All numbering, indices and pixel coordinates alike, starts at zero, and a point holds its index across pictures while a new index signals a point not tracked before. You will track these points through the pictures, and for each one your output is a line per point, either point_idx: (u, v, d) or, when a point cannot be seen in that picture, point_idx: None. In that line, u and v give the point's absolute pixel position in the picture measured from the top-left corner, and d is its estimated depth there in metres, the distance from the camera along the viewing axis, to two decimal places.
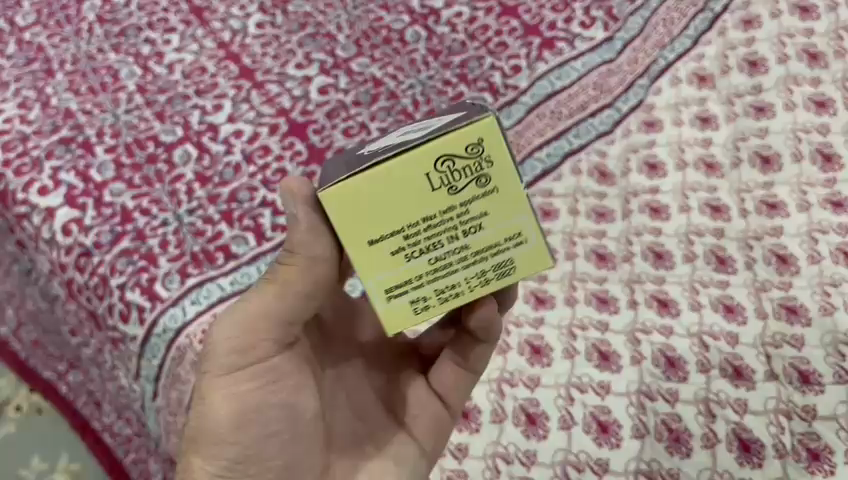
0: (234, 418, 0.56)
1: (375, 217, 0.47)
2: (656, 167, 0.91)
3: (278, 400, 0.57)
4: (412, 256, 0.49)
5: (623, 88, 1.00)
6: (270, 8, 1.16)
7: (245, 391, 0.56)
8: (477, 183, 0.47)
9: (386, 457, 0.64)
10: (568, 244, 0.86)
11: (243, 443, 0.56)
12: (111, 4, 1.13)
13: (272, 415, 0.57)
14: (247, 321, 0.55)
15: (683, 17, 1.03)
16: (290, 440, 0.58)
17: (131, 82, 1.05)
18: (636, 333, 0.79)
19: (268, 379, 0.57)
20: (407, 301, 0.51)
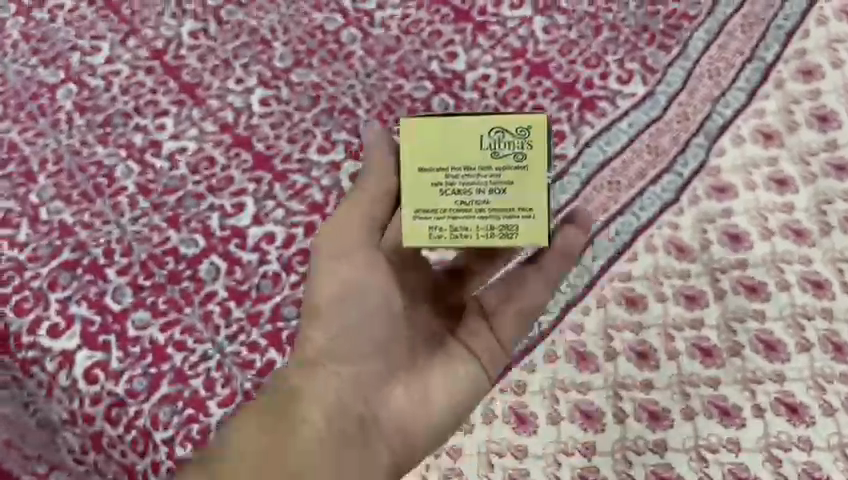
0: (335, 292, 0.61)
1: (431, 145, 0.55)
2: (739, 237, 0.83)
3: (370, 288, 0.61)
4: (445, 192, 0.56)
5: (678, 148, 0.92)
6: (270, 79, 1.07)
7: (343, 274, 0.61)
8: (515, 158, 0.55)
9: (458, 364, 0.64)
10: (665, 339, 0.77)
11: (344, 322, 0.61)
12: (90, 90, 1.07)
13: (365, 302, 0.61)
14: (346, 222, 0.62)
15: (731, 67, 0.96)
16: (380, 321, 0.61)
17: (130, 182, 0.94)
18: (771, 449, 0.72)
19: (365, 263, 0.61)
20: (427, 226, 0.56)
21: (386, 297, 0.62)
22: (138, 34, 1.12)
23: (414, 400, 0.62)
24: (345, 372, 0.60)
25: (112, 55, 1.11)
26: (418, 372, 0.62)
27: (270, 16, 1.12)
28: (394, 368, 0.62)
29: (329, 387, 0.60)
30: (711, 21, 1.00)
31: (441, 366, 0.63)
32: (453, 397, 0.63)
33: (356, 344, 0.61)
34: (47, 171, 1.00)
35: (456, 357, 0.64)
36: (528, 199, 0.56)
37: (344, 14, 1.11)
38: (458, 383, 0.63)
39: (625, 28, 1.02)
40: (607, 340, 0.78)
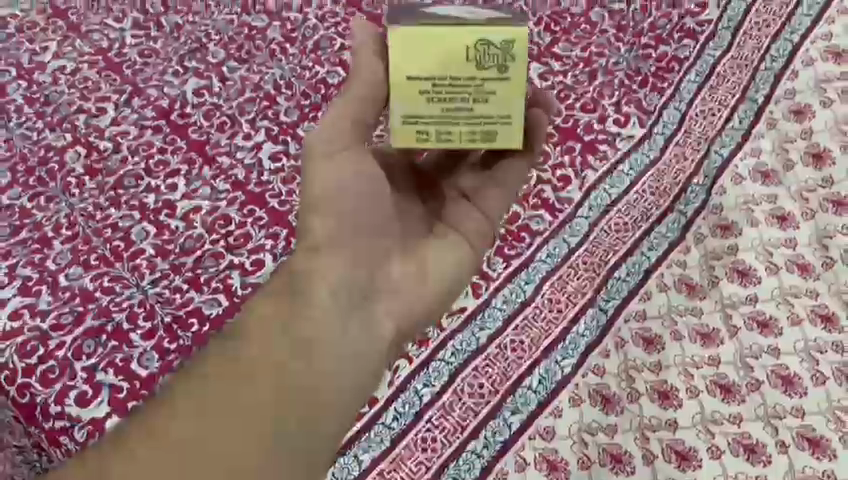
0: (328, 183, 0.61)
1: (418, 52, 0.56)
2: (747, 273, 0.86)
3: (360, 177, 0.62)
4: (431, 99, 0.58)
5: (680, 189, 0.97)
6: (279, 136, 1.10)
7: (333, 166, 0.61)
8: (499, 69, 0.57)
9: (450, 244, 0.66)
10: (686, 377, 0.79)
11: (341, 213, 0.62)
12: (99, 152, 1.09)
13: (359, 192, 0.62)
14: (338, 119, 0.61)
15: (723, 108, 1.01)
16: (373, 204, 0.62)
17: (147, 244, 0.97)
18: None
19: (353, 154, 0.62)
20: (416, 131, 0.59)
21: (375, 183, 0.63)
22: (143, 94, 1.16)
23: (411, 279, 0.64)
24: (350, 251, 0.61)
25: (120, 116, 1.13)
26: (414, 253, 0.64)
27: (274, 70, 1.18)
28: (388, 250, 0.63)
29: (333, 264, 0.61)
30: (700, 64, 1.06)
31: (432, 243, 0.65)
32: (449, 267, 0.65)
33: (354, 233, 0.62)
34: (62, 236, 0.99)
35: (444, 234, 0.66)
36: (507, 106, 0.58)
37: (345, 67, 1.17)
38: (450, 258, 0.65)
39: (618, 72, 1.09)
40: (630, 382, 0.80)
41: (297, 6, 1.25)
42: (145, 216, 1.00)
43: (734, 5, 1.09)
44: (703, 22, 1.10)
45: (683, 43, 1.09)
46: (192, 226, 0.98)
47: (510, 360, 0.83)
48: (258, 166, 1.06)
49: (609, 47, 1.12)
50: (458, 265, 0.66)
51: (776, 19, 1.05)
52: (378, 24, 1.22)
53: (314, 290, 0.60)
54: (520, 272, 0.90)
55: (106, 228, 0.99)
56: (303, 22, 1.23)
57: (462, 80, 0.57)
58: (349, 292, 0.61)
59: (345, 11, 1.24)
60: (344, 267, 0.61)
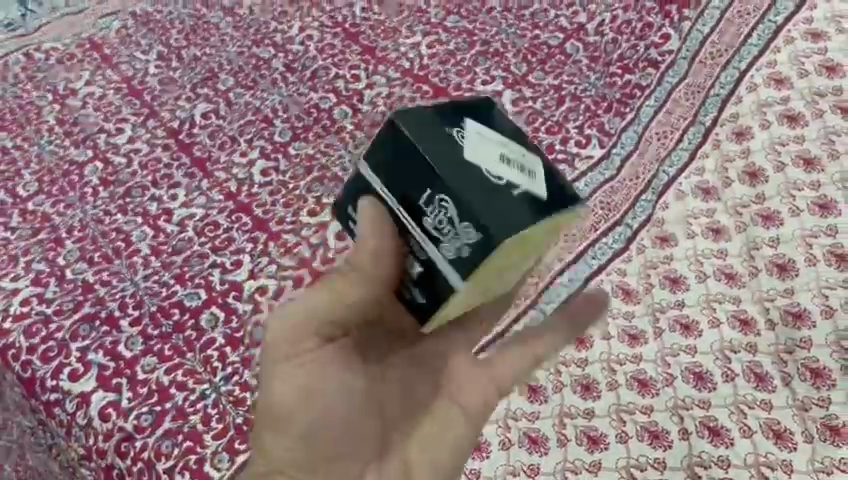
0: (296, 398, 0.54)
1: (511, 251, 0.50)
2: (677, 281, 0.92)
3: (328, 391, 0.55)
4: (483, 281, 0.53)
5: (629, 204, 1.03)
6: (271, 153, 1.21)
7: (298, 384, 0.54)
8: (545, 242, 0.57)
9: (442, 428, 0.61)
10: (608, 372, 0.86)
11: (309, 430, 0.55)
12: (114, 166, 1.22)
13: (328, 404, 0.56)
14: (295, 316, 0.53)
15: (675, 130, 1.08)
16: (350, 418, 0.57)
17: (144, 245, 1.09)
18: (695, 467, 0.78)
19: (321, 364, 0.55)
20: (457, 308, 0.55)
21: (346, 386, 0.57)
22: (157, 116, 1.30)
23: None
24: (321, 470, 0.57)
25: (135, 135, 1.27)
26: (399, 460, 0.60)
27: (274, 96, 1.30)
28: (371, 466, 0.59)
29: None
30: (659, 91, 1.14)
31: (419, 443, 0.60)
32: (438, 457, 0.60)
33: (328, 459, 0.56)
34: (73, 237, 1.12)
35: (432, 427, 0.61)
36: (530, 264, 0.60)
37: (337, 94, 1.29)
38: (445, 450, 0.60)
39: (586, 98, 1.18)
40: (556, 374, 0.86)
41: (298, 40, 1.38)
42: (147, 220, 1.13)
43: (692, 36, 1.16)
44: (665, 52, 1.17)
45: (645, 72, 1.17)
46: (186, 230, 1.10)
47: None
48: (249, 179, 1.18)
49: (580, 75, 1.22)
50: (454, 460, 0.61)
51: (728, 49, 1.11)
52: (370, 56, 1.34)
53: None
54: None
55: (111, 231, 1.12)
56: (304, 54, 1.36)
57: (523, 250, 0.53)
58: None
59: (343, 44, 1.37)
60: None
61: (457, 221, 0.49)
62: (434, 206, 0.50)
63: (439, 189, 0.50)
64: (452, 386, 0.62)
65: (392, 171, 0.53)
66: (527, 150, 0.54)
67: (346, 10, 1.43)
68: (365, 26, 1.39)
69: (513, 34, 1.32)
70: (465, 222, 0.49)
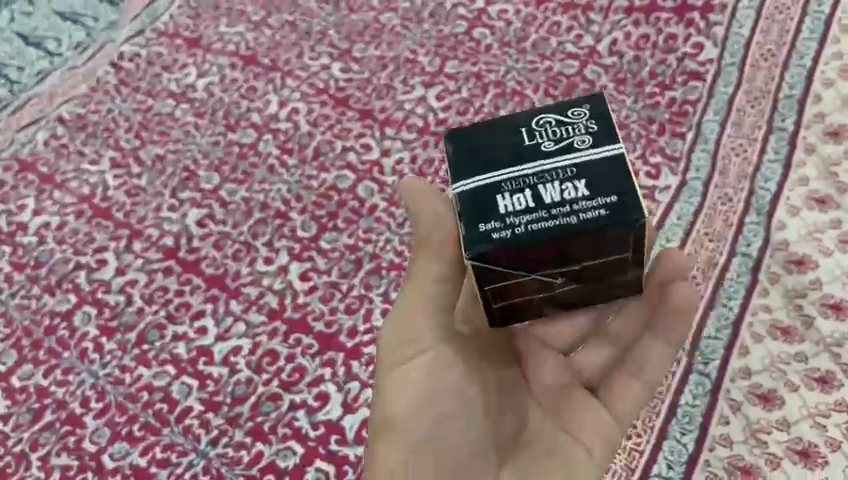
0: (411, 404, 0.60)
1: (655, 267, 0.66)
2: (840, 307, 0.84)
3: (446, 395, 0.61)
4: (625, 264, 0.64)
5: (735, 229, 0.92)
6: (300, 253, 1.03)
7: (414, 380, 0.61)
8: None
9: (563, 460, 0.64)
10: (821, 430, 0.76)
11: (430, 426, 0.60)
12: (110, 307, 1.00)
13: (443, 402, 0.61)
14: (406, 312, 0.62)
15: (753, 142, 0.99)
16: (465, 426, 0.62)
17: (193, 400, 0.91)
18: None
19: (438, 369, 0.62)
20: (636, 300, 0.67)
21: (466, 395, 0.63)
22: (142, 235, 1.08)
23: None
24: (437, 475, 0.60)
25: (123, 264, 1.04)
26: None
27: (279, 185, 1.12)
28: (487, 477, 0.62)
29: None
30: (716, 102, 1.04)
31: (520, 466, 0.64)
32: None
33: (441, 460, 0.60)
34: (92, 410, 0.92)
35: (541, 452, 0.65)
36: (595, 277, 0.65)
37: (353, 169, 1.12)
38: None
39: (632, 124, 1.05)
40: (764, 447, 0.76)
41: (284, 115, 1.20)
42: (182, 369, 0.93)
43: (732, 40, 1.08)
44: (705, 62, 1.08)
45: (689, 85, 1.07)
46: (236, 370, 0.93)
47: (629, 450, 0.78)
48: (289, 289, 0.99)
49: (614, 100, 1.08)
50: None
51: (780, 47, 1.05)
52: (372, 120, 1.17)
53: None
54: None
55: (141, 392, 0.92)
56: (296, 131, 1.18)
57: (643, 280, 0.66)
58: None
59: (336, 112, 1.19)
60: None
61: (567, 117, 0.59)
62: (541, 130, 0.58)
63: (528, 117, 0.59)
64: (570, 420, 0.66)
65: (467, 159, 0.58)
66: None
67: (323, 74, 1.24)
68: (353, 87, 1.21)
69: (523, 71, 1.18)
70: (571, 110, 0.59)
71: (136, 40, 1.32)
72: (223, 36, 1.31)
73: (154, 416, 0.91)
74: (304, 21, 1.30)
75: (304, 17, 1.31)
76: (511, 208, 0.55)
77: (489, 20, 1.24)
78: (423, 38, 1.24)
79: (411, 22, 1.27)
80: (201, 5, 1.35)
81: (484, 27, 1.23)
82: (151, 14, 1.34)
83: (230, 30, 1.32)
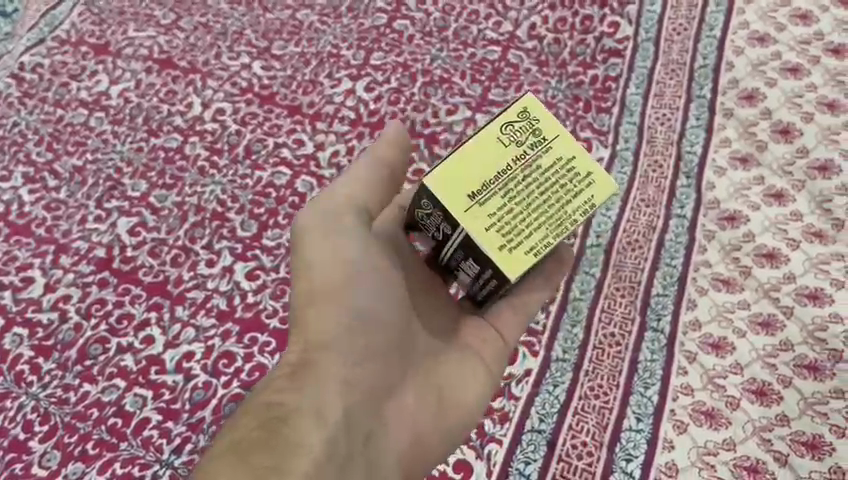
0: (355, 282, 0.63)
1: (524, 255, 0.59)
2: (773, 255, 0.88)
3: (380, 293, 0.65)
4: (511, 245, 0.57)
5: (668, 194, 0.96)
6: (243, 252, 1.00)
7: (353, 254, 0.64)
8: (485, 199, 0.57)
9: (467, 372, 0.70)
10: (769, 369, 0.81)
11: (361, 303, 0.63)
12: (44, 327, 0.95)
13: (378, 288, 0.65)
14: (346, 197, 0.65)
15: (675, 111, 1.03)
16: (396, 322, 0.65)
17: (149, 410, 0.88)
18: None
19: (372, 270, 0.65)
20: (527, 247, 0.57)
21: (397, 297, 0.66)
22: (69, 249, 1.03)
23: (419, 406, 0.67)
24: (364, 357, 0.63)
25: (53, 281, 1.00)
26: (425, 380, 0.68)
27: (211, 187, 1.08)
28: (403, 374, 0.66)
29: (351, 368, 0.61)
30: (636, 77, 1.08)
31: (434, 375, 0.68)
32: (460, 395, 0.69)
33: (371, 345, 0.63)
34: (36, 434, 0.87)
35: (452, 365, 0.70)
36: (492, 239, 0.57)
37: (289, 165, 1.10)
38: (458, 388, 0.69)
39: (559, 102, 1.08)
40: (722, 390, 0.80)
41: (208, 117, 1.16)
42: (132, 380, 0.90)
43: (646, 17, 1.13)
44: (622, 40, 1.12)
45: (609, 63, 1.11)
46: (192, 375, 0.90)
47: (598, 409, 0.81)
48: (237, 289, 0.97)
49: (539, 82, 1.11)
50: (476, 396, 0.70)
51: (690, 21, 1.11)
52: (301, 115, 1.15)
53: (332, 382, 0.60)
54: (563, 318, 0.88)
55: (90, 409, 0.88)
56: (224, 131, 1.14)
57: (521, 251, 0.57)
58: (361, 384, 0.62)
59: (263, 109, 1.16)
60: (356, 363, 0.62)
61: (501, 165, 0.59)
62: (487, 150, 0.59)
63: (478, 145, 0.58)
64: (473, 340, 0.71)
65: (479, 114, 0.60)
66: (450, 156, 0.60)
67: (245, 73, 1.21)
68: (277, 85, 1.19)
69: (448, 59, 1.17)
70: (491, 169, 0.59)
71: (37, 50, 1.27)
72: (133, 41, 1.26)
73: (105, 431, 0.87)
74: (217, 22, 1.27)
75: (216, 18, 1.28)
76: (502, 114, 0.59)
77: (408, 12, 1.23)
78: (344, 32, 1.23)
79: (328, 17, 1.25)
80: (104, 10, 1.31)
81: (404, 18, 1.23)
82: (50, 22, 1.30)
83: (139, 34, 1.27)
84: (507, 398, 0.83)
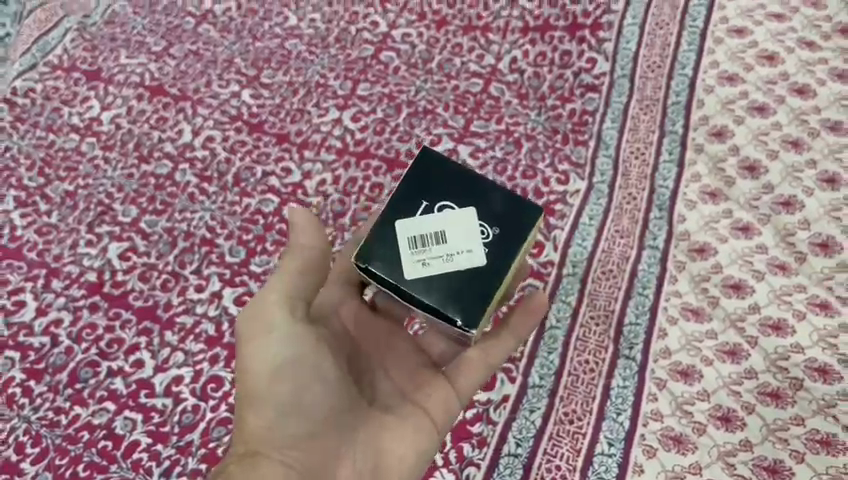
0: (275, 374, 0.68)
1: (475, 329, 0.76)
2: (739, 286, 0.92)
3: (299, 376, 0.69)
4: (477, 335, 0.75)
5: (642, 226, 1.00)
6: (231, 278, 1.04)
7: (269, 353, 0.69)
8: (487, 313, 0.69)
9: (410, 424, 0.73)
10: (735, 395, 0.85)
11: (283, 390, 0.68)
12: (35, 350, 0.98)
13: (299, 370, 0.69)
14: (273, 303, 0.69)
15: (649, 145, 1.08)
16: (321, 395, 0.69)
17: (139, 433, 0.91)
18: None
19: (298, 367, 0.69)
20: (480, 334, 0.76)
21: (321, 375, 0.70)
22: (60, 273, 1.05)
23: (363, 468, 0.69)
24: (291, 435, 0.68)
25: (44, 304, 1.02)
26: (365, 437, 0.71)
27: (201, 213, 1.11)
28: (341, 438, 0.70)
29: (283, 451, 0.67)
30: (612, 112, 1.13)
31: (379, 433, 0.71)
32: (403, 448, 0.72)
33: (297, 422, 0.68)
34: (28, 456, 0.90)
35: (394, 418, 0.73)
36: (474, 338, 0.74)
37: (277, 193, 1.13)
38: (400, 444, 0.72)
39: (538, 135, 1.12)
40: (690, 416, 0.84)
41: (199, 144, 1.19)
42: (122, 404, 0.93)
43: (622, 54, 1.18)
44: (599, 75, 1.17)
45: (587, 97, 1.15)
46: (181, 399, 0.93)
47: (571, 433, 0.85)
48: (226, 315, 1.00)
49: (519, 115, 1.15)
50: (417, 447, 0.73)
51: (664, 59, 1.15)
52: (289, 143, 1.18)
53: (270, 466, 0.66)
54: (540, 344, 0.91)
55: (81, 432, 0.91)
56: (213, 159, 1.17)
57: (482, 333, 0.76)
58: (296, 461, 0.67)
59: (251, 137, 1.19)
60: (289, 442, 0.68)
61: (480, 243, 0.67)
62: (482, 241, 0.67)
63: (490, 249, 0.67)
64: (421, 393, 0.75)
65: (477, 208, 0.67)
66: (462, 257, 0.66)
67: (235, 101, 1.24)
68: (265, 113, 1.22)
69: (432, 90, 1.21)
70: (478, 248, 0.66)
71: (30, 75, 1.30)
72: (125, 68, 1.30)
73: (96, 453, 0.90)
74: (208, 50, 1.31)
75: (207, 46, 1.31)
76: (487, 210, 0.68)
77: (393, 43, 1.27)
78: (331, 62, 1.27)
79: (316, 47, 1.29)
80: (97, 37, 1.34)
81: (390, 50, 1.26)
82: (42, 48, 1.33)
83: (130, 61, 1.30)
84: (486, 423, 0.86)
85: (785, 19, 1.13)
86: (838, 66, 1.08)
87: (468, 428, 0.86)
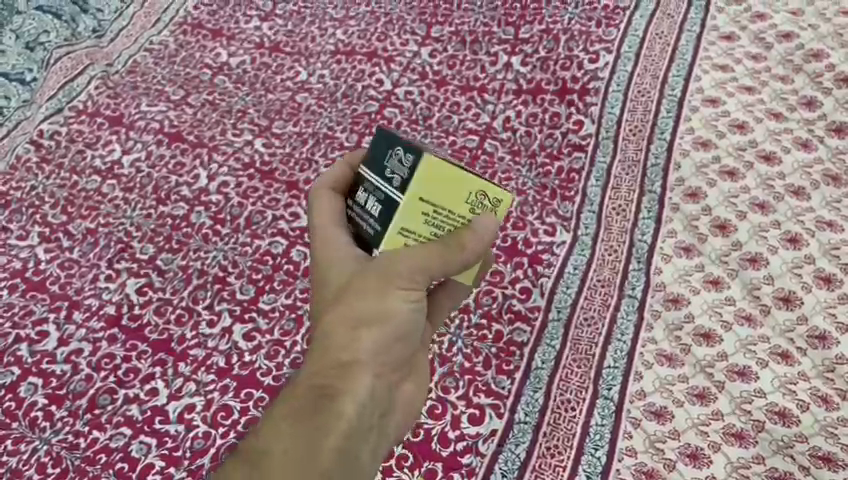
0: (397, 315, 0.60)
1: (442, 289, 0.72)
2: (709, 335, 1.01)
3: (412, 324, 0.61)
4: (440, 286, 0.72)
5: (622, 277, 1.09)
6: (240, 314, 1.11)
7: (396, 297, 0.60)
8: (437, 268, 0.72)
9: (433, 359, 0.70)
10: (703, 435, 0.93)
11: (397, 330, 0.60)
12: (58, 377, 1.06)
13: (413, 318, 0.61)
14: (415, 266, 0.61)
15: (630, 203, 1.17)
16: (414, 340, 0.63)
17: (152, 456, 0.98)
18: None
19: (413, 314, 0.61)
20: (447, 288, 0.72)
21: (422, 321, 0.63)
22: (81, 306, 1.13)
23: (416, 395, 0.66)
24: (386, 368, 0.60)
25: (66, 335, 1.10)
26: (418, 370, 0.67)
27: (213, 253, 1.19)
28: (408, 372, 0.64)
29: (377, 379, 0.59)
30: (596, 171, 1.22)
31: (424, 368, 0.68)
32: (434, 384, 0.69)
33: (393, 356, 0.61)
34: (49, 476, 0.97)
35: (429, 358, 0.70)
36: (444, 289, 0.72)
37: (285, 235, 1.21)
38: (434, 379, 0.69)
39: (529, 189, 1.21)
40: (661, 453, 0.92)
41: (213, 188, 1.28)
42: (138, 429, 1.00)
43: (607, 118, 1.28)
44: (585, 136, 1.26)
45: (574, 156, 1.24)
46: (193, 426, 1.00)
47: (553, 466, 0.93)
48: (236, 348, 1.08)
49: (511, 170, 1.24)
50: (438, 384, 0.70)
51: (645, 123, 1.26)
52: (298, 191, 1.27)
53: (366, 393, 0.58)
54: (526, 383, 1.00)
55: (99, 454, 0.99)
56: (226, 203, 1.26)
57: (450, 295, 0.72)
58: (383, 390, 0.60)
59: (263, 184, 1.28)
60: (378, 378, 0.59)
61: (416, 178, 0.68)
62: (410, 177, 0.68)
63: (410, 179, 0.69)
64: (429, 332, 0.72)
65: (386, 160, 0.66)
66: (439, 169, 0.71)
67: (248, 149, 1.33)
68: (276, 161, 1.31)
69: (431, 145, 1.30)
70: None
71: (55, 119, 1.39)
72: (145, 114, 1.39)
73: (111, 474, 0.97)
74: (224, 100, 1.41)
75: (222, 97, 1.41)
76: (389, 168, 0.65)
77: (397, 100, 1.37)
78: (338, 116, 1.37)
79: (325, 101, 1.39)
80: (120, 85, 1.44)
81: (394, 107, 1.36)
82: (68, 94, 1.43)
83: (150, 109, 1.40)
84: (474, 454, 0.94)
85: (755, 92, 1.25)
86: (801, 135, 1.19)
87: (458, 459, 0.94)
